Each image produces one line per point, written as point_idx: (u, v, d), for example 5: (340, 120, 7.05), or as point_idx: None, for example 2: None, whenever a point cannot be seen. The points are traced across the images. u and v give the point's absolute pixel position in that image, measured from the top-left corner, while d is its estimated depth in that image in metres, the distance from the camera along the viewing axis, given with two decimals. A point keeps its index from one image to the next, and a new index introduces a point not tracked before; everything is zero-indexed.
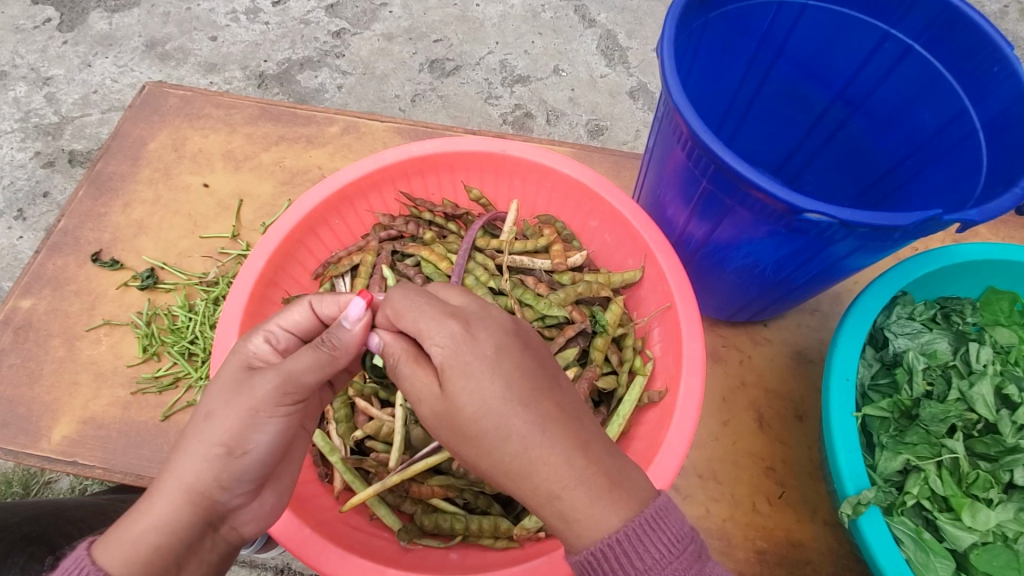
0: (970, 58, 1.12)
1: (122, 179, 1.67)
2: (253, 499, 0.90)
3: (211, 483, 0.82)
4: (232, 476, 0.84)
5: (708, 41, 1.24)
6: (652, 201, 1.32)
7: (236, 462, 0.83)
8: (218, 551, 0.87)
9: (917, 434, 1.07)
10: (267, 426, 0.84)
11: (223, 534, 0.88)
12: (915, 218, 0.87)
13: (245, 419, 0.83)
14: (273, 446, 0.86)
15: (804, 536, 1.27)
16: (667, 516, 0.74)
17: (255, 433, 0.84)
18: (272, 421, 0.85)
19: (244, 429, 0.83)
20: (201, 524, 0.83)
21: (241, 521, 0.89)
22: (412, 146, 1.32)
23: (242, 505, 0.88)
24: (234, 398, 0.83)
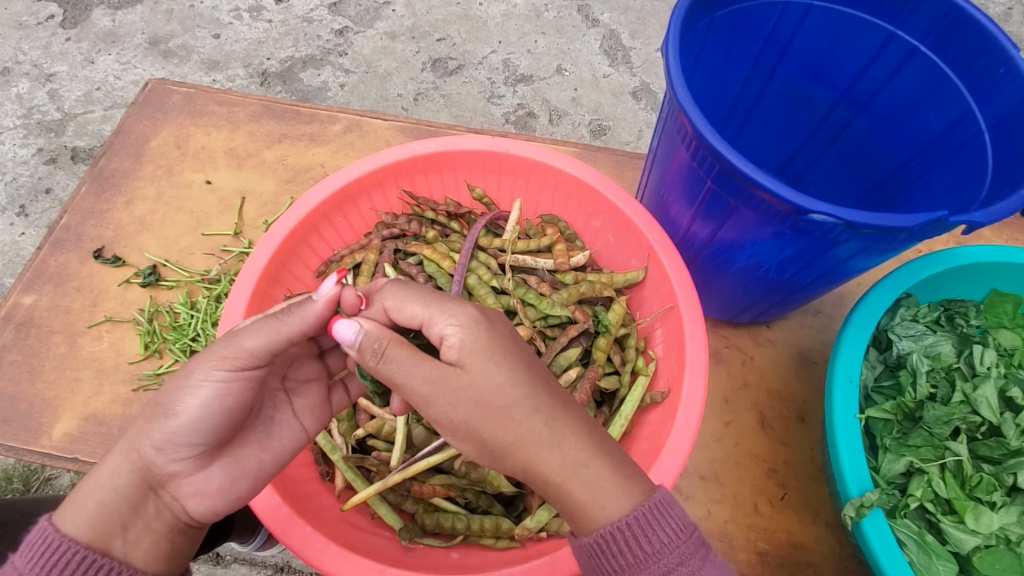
0: (976, 59, 1.11)
1: (124, 176, 1.67)
2: (203, 475, 0.87)
3: (147, 447, 0.83)
4: (165, 437, 0.83)
5: (713, 41, 1.23)
6: (655, 201, 1.31)
7: (168, 423, 0.83)
8: (163, 521, 0.86)
9: (920, 437, 1.07)
10: (201, 390, 0.83)
11: (172, 506, 0.87)
12: (921, 219, 0.86)
13: (181, 382, 0.84)
14: (205, 411, 0.84)
15: (806, 538, 1.27)
16: (672, 506, 0.82)
17: (188, 397, 0.83)
18: (205, 384, 0.84)
19: (179, 392, 0.84)
20: (138, 486, 0.84)
21: (183, 494, 0.86)
22: (415, 145, 1.32)
23: (183, 474, 0.85)
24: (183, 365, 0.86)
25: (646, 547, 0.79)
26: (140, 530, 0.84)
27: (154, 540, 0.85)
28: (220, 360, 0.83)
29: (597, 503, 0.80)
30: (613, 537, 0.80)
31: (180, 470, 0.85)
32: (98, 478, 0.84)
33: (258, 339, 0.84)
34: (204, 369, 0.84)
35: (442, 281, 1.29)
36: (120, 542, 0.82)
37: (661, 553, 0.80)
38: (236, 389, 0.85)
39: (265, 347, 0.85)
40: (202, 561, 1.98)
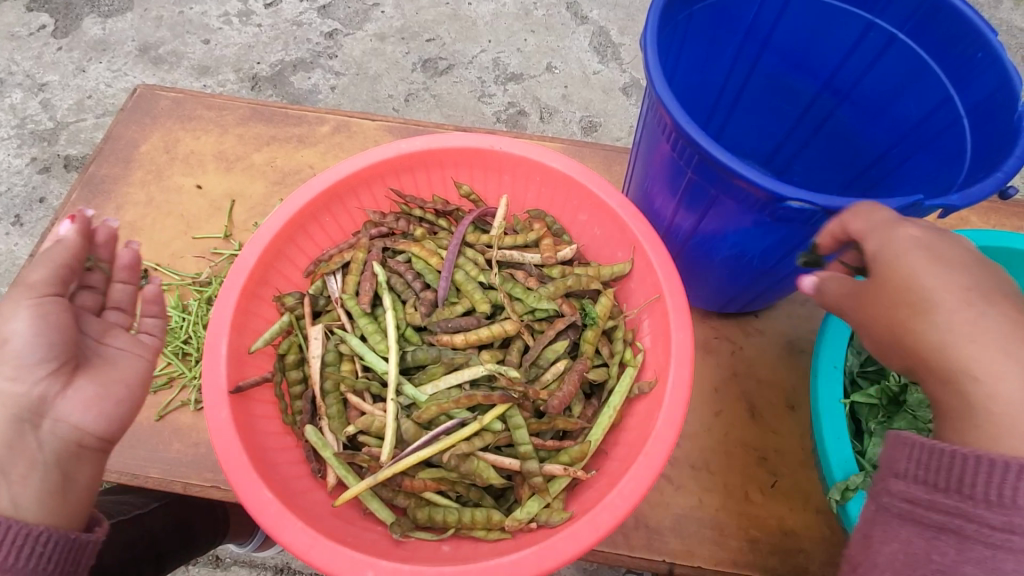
0: (953, 46, 1.13)
1: (115, 181, 1.67)
2: (72, 389, 0.95)
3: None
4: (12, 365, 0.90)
5: (694, 33, 1.24)
6: (640, 194, 1.32)
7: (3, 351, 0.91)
8: (51, 450, 0.93)
9: (904, 420, 1.08)
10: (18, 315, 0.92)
11: (58, 429, 0.93)
12: (897, 204, 0.87)
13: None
14: (35, 331, 0.92)
15: (797, 524, 1.28)
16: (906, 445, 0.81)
17: (8, 324, 0.91)
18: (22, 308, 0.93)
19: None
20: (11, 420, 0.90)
21: (63, 413, 0.94)
22: (400, 143, 1.33)
23: (51, 393, 0.93)
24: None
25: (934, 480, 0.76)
26: (26, 465, 0.91)
27: (43, 472, 0.92)
28: (20, 292, 0.94)
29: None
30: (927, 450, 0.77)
31: (46, 389, 0.92)
32: None
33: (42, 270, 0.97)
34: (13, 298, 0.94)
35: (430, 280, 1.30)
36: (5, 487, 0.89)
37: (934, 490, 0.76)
38: (51, 306, 0.95)
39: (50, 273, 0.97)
40: (202, 564, 1.98)
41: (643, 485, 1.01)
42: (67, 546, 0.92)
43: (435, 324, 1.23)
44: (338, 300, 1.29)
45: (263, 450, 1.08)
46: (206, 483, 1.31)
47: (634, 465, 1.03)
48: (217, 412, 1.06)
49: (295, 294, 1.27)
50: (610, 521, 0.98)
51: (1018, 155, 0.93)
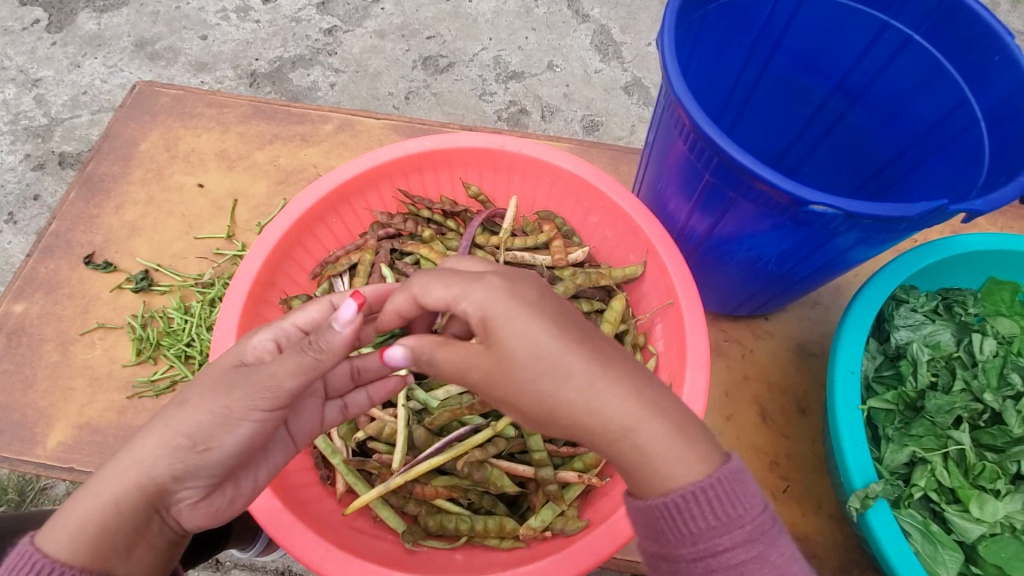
0: (971, 48, 1.11)
1: (114, 180, 1.64)
2: (208, 500, 0.86)
3: (166, 473, 0.80)
4: (187, 469, 0.81)
5: (707, 33, 1.22)
6: (652, 196, 1.31)
7: (198, 456, 0.81)
8: (163, 537, 0.85)
9: (923, 426, 1.06)
10: (238, 427, 0.82)
11: (170, 523, 0.85)
12: (921, 209, 0.86)
13: (220, 416, 0.80)
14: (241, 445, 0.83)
15: (809, 529, 1.27)
16: (744, 488, 0.74)
17: (225, 434, 0.81)
18: (245, 421, 0.82)
19: (216, 426, 0.81)
20: (145, 508, 0.81)
21: (184, 515, 0.85)
22: (409, 143, 1.30)
23: (189, 501, 0.83)
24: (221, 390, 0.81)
25: (717, 518, 0.72)
26: (145, 549, 0.82)
27: (156, 553, 0.84)
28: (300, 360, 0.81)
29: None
30: (693, 499, 0.72)
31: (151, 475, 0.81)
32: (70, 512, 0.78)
33: (300, 379, 0.82)
34: (240, 407, 0.81)
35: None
36: (123, 564, 0.80)
37: (744, 522, 0.73)
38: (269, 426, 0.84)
39: (300, 384, 0.83)
40: (202, 568, 1.96)
41: None
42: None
43: None
44: None
45: None
46: None
47: None
48: None
49: (301, 297, 1.25)
50: (626, 529, 0.96)
51: None
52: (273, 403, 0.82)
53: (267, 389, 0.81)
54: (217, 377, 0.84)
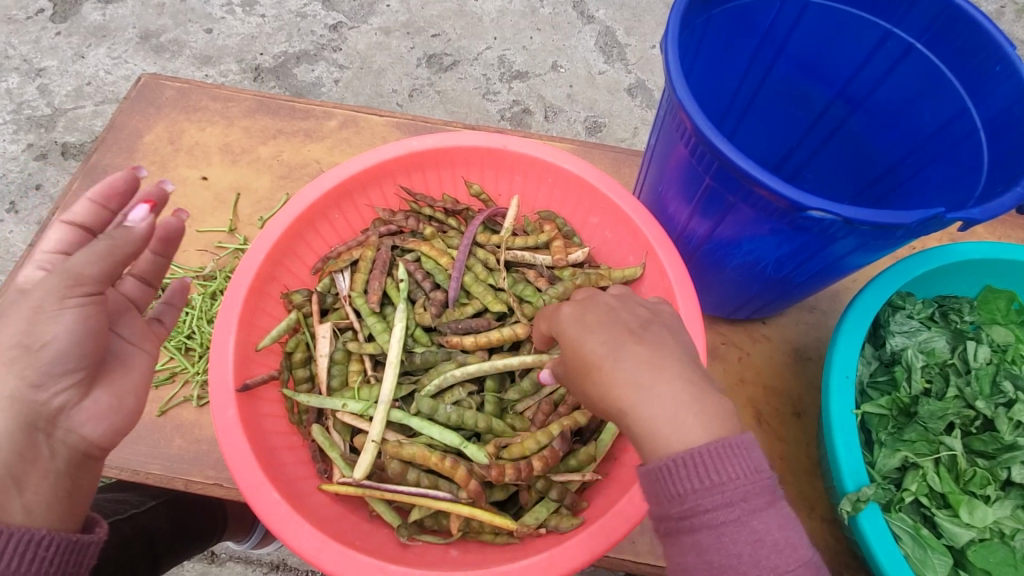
0: (972, 57, 1.12)
1: (118, 171, 1.65)
2: (89, 401, 0.90)
3: (19, 386, 0.82)
4: (39, 374, 0.83)
5: (711, 37, 1.23)
6: (652, 198, 1.32)
7: (39, 358, 0.82)
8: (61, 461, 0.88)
9: (915, 431, 1.08)
10: (61, 318, 0.83)
11: (68, 439, 0.88)
12: (918, 216, 0.87)
13: (38, 316, 0.82)
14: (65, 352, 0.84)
15: (801, 532, 1.28)
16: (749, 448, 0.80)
17: (50, 326, 0.82)
18: (68, 310, 0.83)
19: (38, 326, 0.82)
20: (26, 425, 0.83)
21: (76, 422, 0.89)
22: (412, 141, 1.31)
23: (71, 403, 0.87)
24: (14, 308, 0.84)
25: (715, 477, 0.79)
26: (39, 476, 0.85)
27: (55, 477, 0.87)
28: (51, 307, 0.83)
29: None
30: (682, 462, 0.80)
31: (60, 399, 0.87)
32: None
33: (100, 263, 0.84)
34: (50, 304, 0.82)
35: (441, 280, 1.29)
36: (16, 498, 0.83)
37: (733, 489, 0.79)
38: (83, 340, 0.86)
39: (105, 271, 0.85)
40: (197, 560, 1.97)
41: None
42: (69, 547, 0.87)
43: (444, 325, 1.23)
44: (346, 298, 1.27)
45: (269, 449, 1.07)
46: (208, 481, 1.30)
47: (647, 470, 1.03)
48: (222, 411, 1.05)
49: (302, 292, 1.25)
50: (620, 528, 0.98)
51: None
52: (86, 291, 0.84)
53: (64, 283, 0.83)
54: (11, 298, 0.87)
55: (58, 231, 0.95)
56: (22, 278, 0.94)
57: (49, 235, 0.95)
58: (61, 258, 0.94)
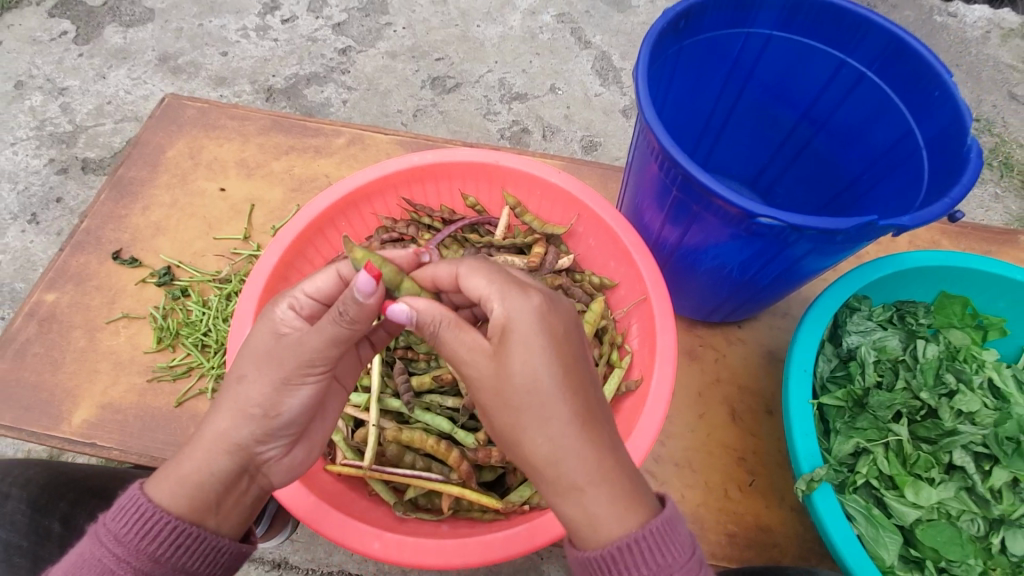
0: (916, 83, 1.25)
1: (141, 184, 1.79)
2: (289, 456, 1.02)
3: (248, 438, 0.95)
4: (266, 432, 0.96)
5: (684, 65, 1.36)
6: (631, 209, 1.44)
7: (270, 423, 0.95)
8: (250, 496, 0.99)
9: (867, 419, 1.18)
10: (297, 390, 0.96)
11: (262, 483, 1.00)
12: (856, 222, 0.98)
13: (277, 385, 0.94)
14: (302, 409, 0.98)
15: (771, 520, 1.37)
16: (674, 528, 0.81)
17: (285, 399, 0.95)
18: (305, 384, 0.96)
19: (278, 395, 0.95)
20: (240, 467, 0.95)
21: (273, 471, 1.01)
22: (413, 156, 1.44)
23: (275, 457, 0.99)
24: (265, 365, 0.94)
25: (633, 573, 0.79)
26: (233, 502, 0.96)
27: (238, 507, 0.97)
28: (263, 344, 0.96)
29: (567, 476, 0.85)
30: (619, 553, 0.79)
31: (271, 454, 0.99)
32: (196, 468, 0.93)
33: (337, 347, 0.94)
34: (296, 374, 0.95)
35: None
36: (213, 517, 0.93)
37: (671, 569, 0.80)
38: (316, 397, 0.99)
39: (340, 353, 0.95)
40: None
41: None
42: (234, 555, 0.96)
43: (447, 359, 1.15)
44: None
45: None
46: None
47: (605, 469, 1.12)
48: None
49: None
50: None
51: (964, 183, 1.04)
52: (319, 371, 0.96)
53: (309, 359, 0.94)
54: (264, 348, 0.96)
55: (326, 280, 0.99)
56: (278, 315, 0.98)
57: (317, 278, 0.99)
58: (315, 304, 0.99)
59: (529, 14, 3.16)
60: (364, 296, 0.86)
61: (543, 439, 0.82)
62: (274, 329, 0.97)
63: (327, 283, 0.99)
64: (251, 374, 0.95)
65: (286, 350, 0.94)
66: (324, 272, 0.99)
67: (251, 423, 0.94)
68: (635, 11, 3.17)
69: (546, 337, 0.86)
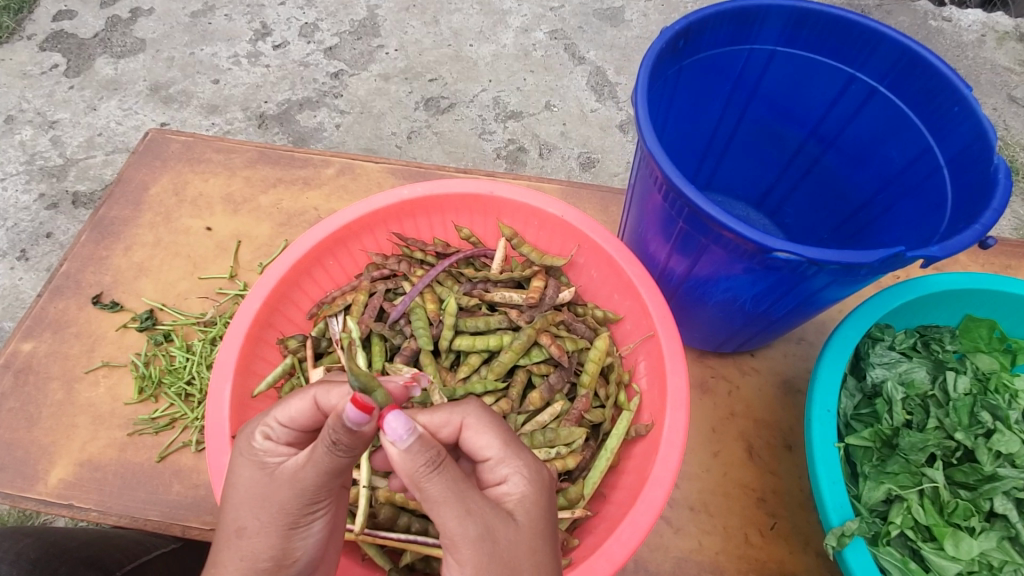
0: (933, 98, 1.18)
1: (124, 223, 1.72)
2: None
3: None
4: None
5: (684, 86, 1.30)
6: (635, 238, 1.37)
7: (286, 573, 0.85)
8: None
9: (898, 463, 1.09)
10: (309, 528, 0.87)
11: None
12: (880, 255, 0.91)
13: (282, 532, 0.84)
14: (317, 544, 0.88)
15: (797, 567, 1.28)
16: None
17: (295, 542, 0.86)
18: (315, 520, 0.88)
19: (286, 542, 0.85)
20: None
21: None
22: (403, 189, 1.38)
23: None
24: (267, 513, 0.84)
25: None
26: None
27: None
28: (250, 478, 0.87)
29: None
30: None
31: None
32: None
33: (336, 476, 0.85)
34: (301, 513, 0.86)
35: (423, 342, 1.28)
36: None
37: None
38: (326, 525, 0.90)
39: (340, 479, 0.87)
40: None
41: (641, 531, 1.02)
42: None
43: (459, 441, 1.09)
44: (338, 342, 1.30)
45: None
46: (205, 527, 1.31)
47: (619, 527, 1.04)
48: (219, 457, 1.09)
49: (298, 337, 1.30)
50: (608, 568, 1.01)
51: (995, 207, 0.96)
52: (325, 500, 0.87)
53: (311, 496, 0.85)
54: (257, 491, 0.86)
55: (304, 406, 0.90)
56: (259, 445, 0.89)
57: (292, 404, 0.90)
58: (295, 430, 0.91)
59: (522, 32, 3.11)
60: (354, 425, 0.76)
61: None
62: (259, 463, 0.88)
63: (303, 410, 0.90)
64: (250, 520, 0.85)
65: (283, 486, 0.85)
66: (300, 398, 0.90)
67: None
68: (629, 25, 3.13)
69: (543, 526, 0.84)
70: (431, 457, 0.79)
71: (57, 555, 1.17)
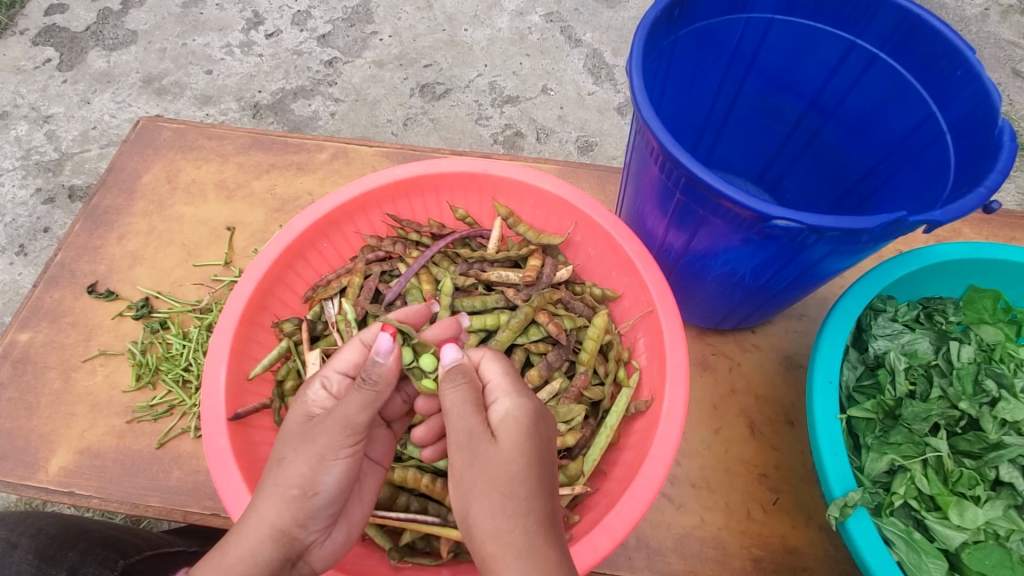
0: (935, 62, 1.15)
1: (117, 213, 1.70)
2: (329, 539, 0.92)
3: (290, 522, 0.85)
4: (306, 514, 0.87)
5: (680, 57, 1.27)
6: (632, 214, 1.35)
7: (309, 502, 0.87)
8: None
9: (901, 433, 1.09)
10: (335, 465, 0.89)
11: (302, 571, 0.90)
12: (880, 221, 0.89)
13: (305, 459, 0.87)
14: (341, 482, 0.90)
15: (799, 542, 1.27)
16: None
17: (323, 474, 0.87)
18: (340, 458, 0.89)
19: (315, 472, 0.87)
20: (282, 559, 0.85)
21: (314, 557, 0.91)
22: (396, 169, 1.36)
23: (318, 542, 0.90)
24: (303, 443, 0.88)
25: None
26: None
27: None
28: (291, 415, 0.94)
29: (513, 525, 0.76)
30: None
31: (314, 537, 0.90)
32: (235, 555, 0.81)
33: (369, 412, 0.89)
34: (331, 451, 0.88)
35: None
36: None
37: None
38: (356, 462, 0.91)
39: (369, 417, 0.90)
40: None
41: (641, 506, 1.02)
42: None
43: None
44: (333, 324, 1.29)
45: (252, 458, 1.12)
46: (206, 511, 1.32)
47: (619, 504, 1.03)
48: (214, 440, 1.09)
49: (293, 320, 1.29)
50: (606, 543, 1.00)
51: (998, 170, 0.93)
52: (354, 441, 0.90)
53: (342, 432, 0.88)
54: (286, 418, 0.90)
55: (352, 353, 0.98)
56: (309, 399, 0.95)
57: (343, 353, 0.98)
58: (349, 379, 0.97)
59: (517, 15, 3.07)
60: (384, 355, 0.90)
61: (517, 531, 0.76)
62: (308, 411, 0.94)
63: (356, 355, 0.98)
64: (287, 452, 0.89)
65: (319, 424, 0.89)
66: (349, 346, 0.98)
67: (293, 505, 0.86)
68: (625, 6, 3.08)
69: (499, 475, 0.80)
70: (461, 377, 0.89)
71: (75, 536, 1.16)
